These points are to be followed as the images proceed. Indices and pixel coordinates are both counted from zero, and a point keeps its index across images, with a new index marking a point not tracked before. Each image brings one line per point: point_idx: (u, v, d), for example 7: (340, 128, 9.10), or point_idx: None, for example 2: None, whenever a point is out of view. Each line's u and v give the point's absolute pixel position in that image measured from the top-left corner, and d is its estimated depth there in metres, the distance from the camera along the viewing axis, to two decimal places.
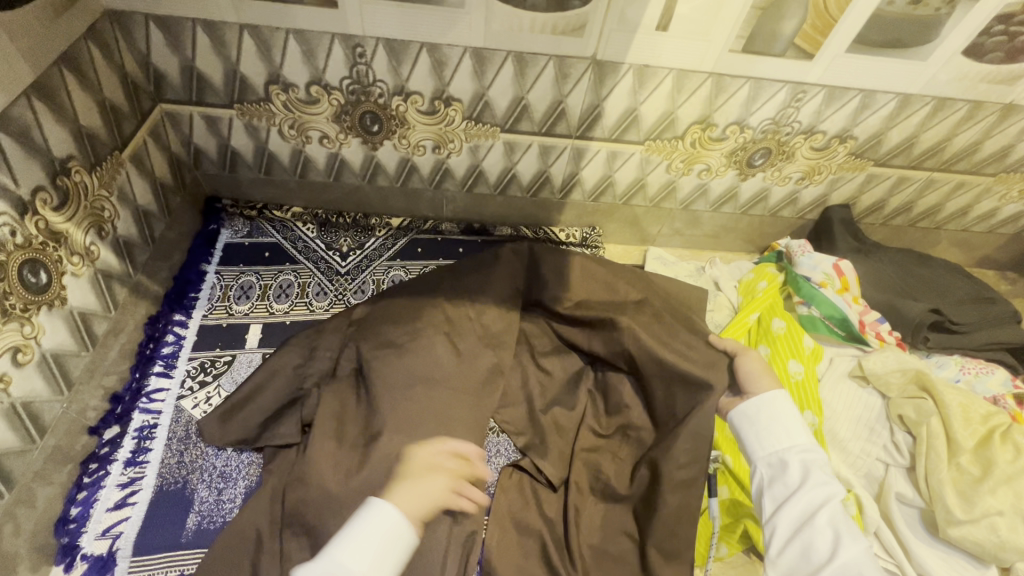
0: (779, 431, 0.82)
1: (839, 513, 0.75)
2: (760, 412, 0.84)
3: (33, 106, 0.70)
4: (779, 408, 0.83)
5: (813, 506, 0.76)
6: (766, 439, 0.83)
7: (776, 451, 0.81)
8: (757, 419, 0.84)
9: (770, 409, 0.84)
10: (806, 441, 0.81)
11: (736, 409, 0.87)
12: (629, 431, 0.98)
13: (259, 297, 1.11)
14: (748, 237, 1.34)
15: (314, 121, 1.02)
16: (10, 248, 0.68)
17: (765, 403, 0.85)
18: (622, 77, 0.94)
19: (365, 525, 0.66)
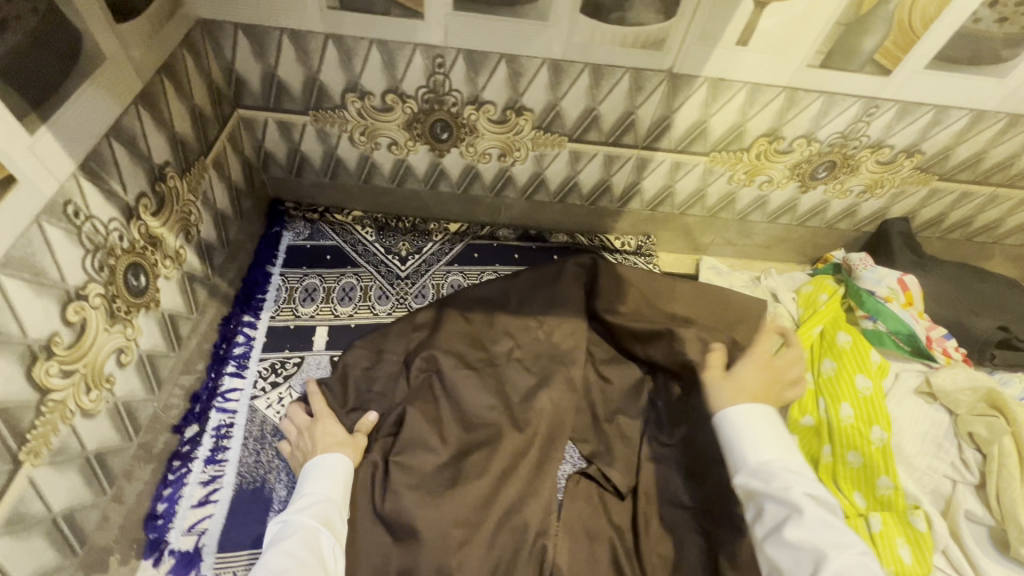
0: (743, 448, 0.78)
1: (817, 525, 0.67)
2: (725, 431, 0.81)
3: (139, 115, 0.72)
4: (740, 424, 0.80)
5: (784, 519, 0.69)
6: (733, 464, 0.79)
7: (735, 477, 0.77)
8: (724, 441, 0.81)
9: (732, 425, 0.81)
10: (757, 457, 0.76)
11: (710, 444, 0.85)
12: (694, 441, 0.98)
13: (324, 299, 1.13)
14: (801, 248, 1.34)
15: (386, 128, 1.03)
16: (119, 253, 0.71)
17: (727, 419, 0.81)
18: (696, 90, 0.95)
19: (314, 467, 0.84)
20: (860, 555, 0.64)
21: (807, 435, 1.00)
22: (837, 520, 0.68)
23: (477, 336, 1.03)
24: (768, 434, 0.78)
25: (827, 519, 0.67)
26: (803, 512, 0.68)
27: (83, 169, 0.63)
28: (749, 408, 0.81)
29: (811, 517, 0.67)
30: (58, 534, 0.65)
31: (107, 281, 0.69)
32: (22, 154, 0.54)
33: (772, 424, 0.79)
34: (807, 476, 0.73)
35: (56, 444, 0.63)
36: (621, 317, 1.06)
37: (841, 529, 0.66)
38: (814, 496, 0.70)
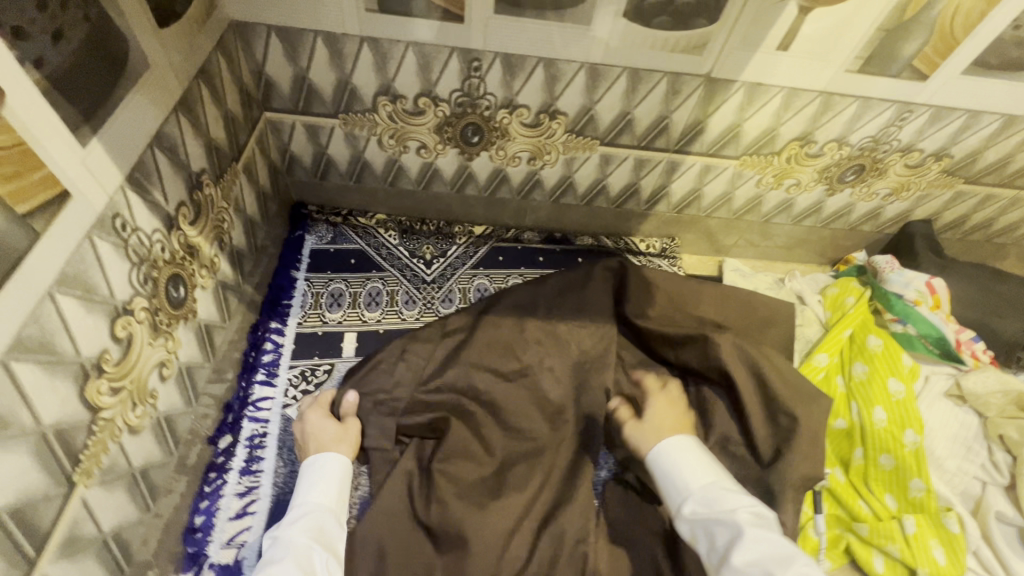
0: (679, 484, 0.80)
1: (759, 545, 0.67)
2: (660, 472, 0.83)
3: (179, 122, 0.70)
4: (671, 462, 0.82)
5: (731, 544, 0.69)
6: (676, 497, 0.79)
7: (679, 510, 0.78)
8: (663, 482, 0.82)
9: (667, 464, 0.83)
10: (699, 485, 0.78)
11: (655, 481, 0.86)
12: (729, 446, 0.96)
13: (350, 304, 1.11)
14: (823, 250, 1.35)
15: (416, 131, 1.02)
16: (161, 265, 0.69)
17: (660, 461, 0.84)
18: (733, 94, 0.94)
19: (309, 475, 0.83)
20: (805, 565, 0.65)
21: (839, 438, 1.02)
22: (778, 536, 0.69)
23: (510, 341, 1.00)
24: (699, 466, 0.80)
25: (768, 537, 0.68)
26: (743, 534, 0.69)
27: (129, 180, 0.61)
28: (676, 444, 0.84)
29: (752, 539, 0.68)
30: (107, 554, 0.64)
31: (150, 294, 0.67)
32: (75, 168, 0.52)
33: (699, 456, 0.82)
34: (744, 498, 0.74)
35: (106, 462, 0.61)
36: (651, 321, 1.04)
37: (782, 544, 0.67)
38: (753, 516, 0.71)
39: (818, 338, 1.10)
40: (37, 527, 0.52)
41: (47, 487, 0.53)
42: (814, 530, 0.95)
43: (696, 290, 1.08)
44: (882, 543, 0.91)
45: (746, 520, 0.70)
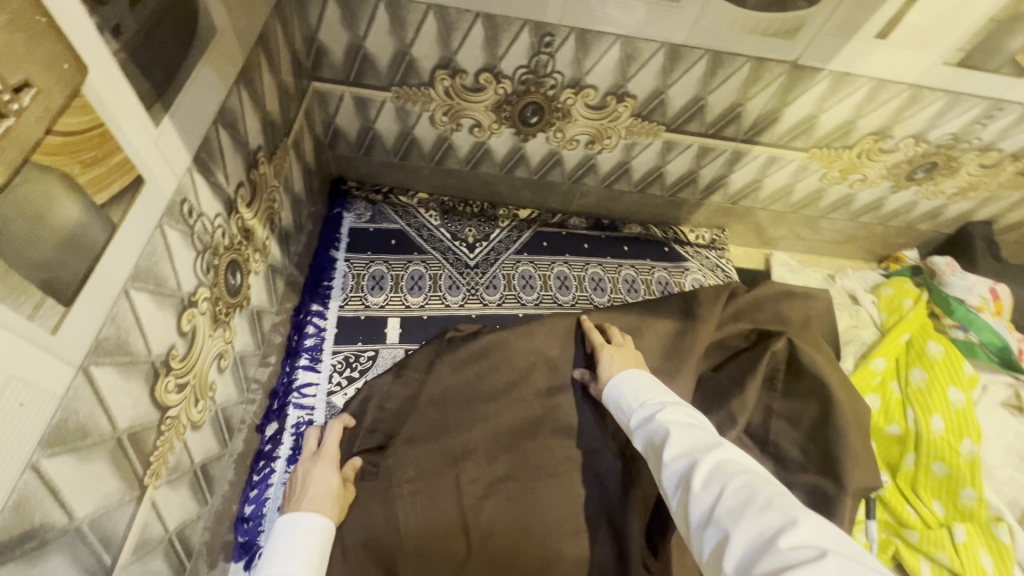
0: (625, 406, 0.70)
1: (689, 441, 0.59)
2: (610, 401, 0.73)
3: (241, 95, 0.64)
4: (613, 391, 0.73)
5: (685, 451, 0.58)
6: (630, 411, 0.69)
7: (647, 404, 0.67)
8: (616, 413, 0.72)
9: (611, 394, 0.73)
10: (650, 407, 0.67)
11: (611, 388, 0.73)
12: None
13: (392, 288, 1.05)
14: (871, 248, 1.31)
15: (472, 109, 0.96)
16: (221, 251, 0.64)
17: (608, 392, 0.73)
18: (817, 83, 0.89)
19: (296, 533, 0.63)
20: (733, 458, 0.56)
21: (890, 442, 1.00)
22: (713, 434, 0.60)
23: (539, 345, 0.83)
24: (642, 383, 0.71)
25: (698, 435, 0.60)
26: (670, 433, 0.61)
27: (195, 161, 0.56)
28: (622, 370, 0.74)
29: (680, 435, 0.60)
30: (172, 553, 0.62)
31: (212, 284, 0.63)
32: (148, 150, 0.47)
33: (638, 374, 0.72)
34: (684, 407, 0.65)
35: (172, 461, 0.59)
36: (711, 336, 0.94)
37: (718, 441, 0.59)
38: (686, 423, 0.62)
39: (874, 342, 1.08)
40: (114, 533, 0.49)
41: (121, 492, 0.50)
42: (863, 535, 0.93)
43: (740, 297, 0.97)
44: (931, 550, 0.90)
45: (677, 425, 0.61)
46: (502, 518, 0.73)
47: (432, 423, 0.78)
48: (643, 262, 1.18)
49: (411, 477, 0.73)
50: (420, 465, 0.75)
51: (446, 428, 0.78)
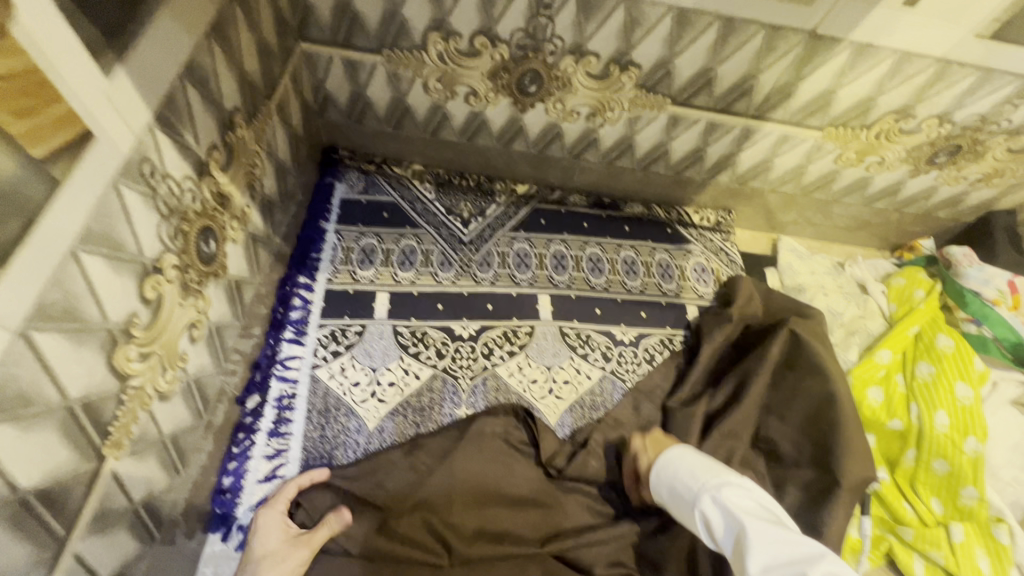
0: (686, 497, 0.75)
1: (776, 546, 0.64)
2: (665, 494, 0.78)
3: (213, 50, 0.60)
4: (667, 482, 0.78)
5: (778, 557, 0.63)
6: (695, 494, 0.74)
7: (712, 492, 0.73)
8: (671, 505, 0.77)
9: (664, 487, 0.78)
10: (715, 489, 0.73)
11: (668, 464, 0.79)
12: (762, 438, 0.90)
13: (382, 262, 1.02)
14: (885, 235, 1.25)
15: (468, 76, 0.91)
16: (191, 217, 0.61)
17: (658, 485, 0.79)
18: (836, 55, 0.83)
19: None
20: (833, 566, 0.61)
21: (891, 438, 0.96)
22: (800, 537, 0.65)
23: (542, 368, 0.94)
24: (697, 470, 0.76)
25: (784, 537, 0.65)
26: (752, 536, 0.65)
27: (158, 119, 0.52)
28: (669, 456, 0.80)
29: (764, 540, 0.65)
30: (139, 524, 0.61)
31: (181, 250, 0.60)
32: (100, 105, 0.44)
33: (689, 461, 0.78)
34: (755, 498, 0.71)
35: (136, 432, 0.57)
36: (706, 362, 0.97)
37: (808, 545, 0.64)
38: (766, 521, 0.67)
39: (882, 333, 1.04)
40: (68, 504, 0.48)
41: (76, 463, 0.48)
42: (857, 531, 0.90)
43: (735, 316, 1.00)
44: (926, 548, 0.88)
45: (757, 525, 0.66)
46: (495, 522, 0.79)
47: (474, 446, 0.85)
48: (645, 243, 1.14)
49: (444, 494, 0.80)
50: (444, 475, 0.81)
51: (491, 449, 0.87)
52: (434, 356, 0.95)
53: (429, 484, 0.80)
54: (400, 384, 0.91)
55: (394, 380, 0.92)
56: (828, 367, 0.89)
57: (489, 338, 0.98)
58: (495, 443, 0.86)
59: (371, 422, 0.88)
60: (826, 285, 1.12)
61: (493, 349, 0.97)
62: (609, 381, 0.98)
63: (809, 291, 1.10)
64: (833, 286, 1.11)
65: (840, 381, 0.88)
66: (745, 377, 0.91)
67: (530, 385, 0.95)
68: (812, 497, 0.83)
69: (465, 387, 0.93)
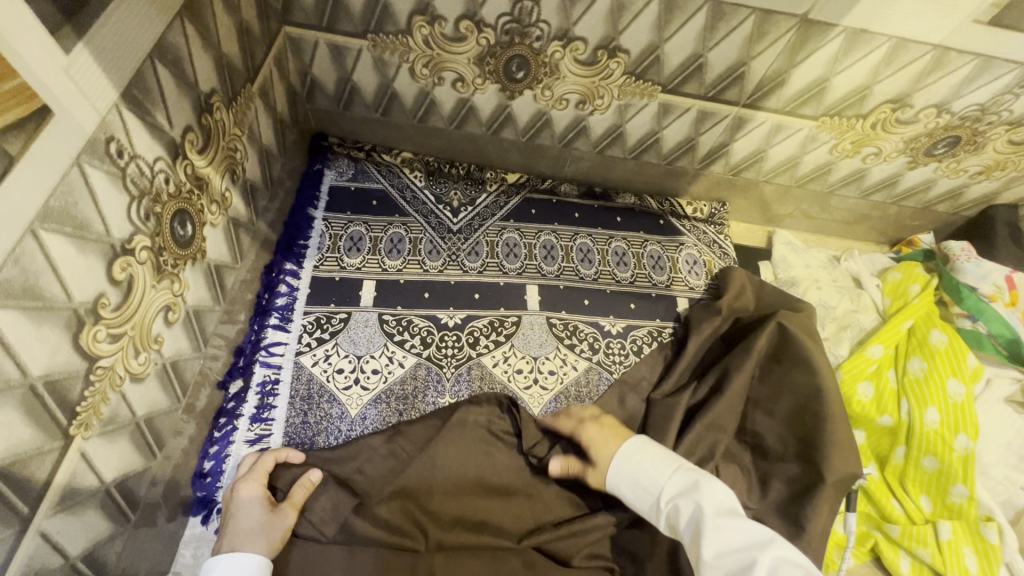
0: (646, 487, 0.74)
1: (732, 537, 0.66)
2: (622, 487, 0.75)
3: (185, 31, 0.60)
4: (625, 474, 0.75)
5: (734, 548, 0.65)
6: (649, 491, 0.73)
7: (666, 489, 0.73)
8: (626, 496, 0.75)
9: (622, 479, 0.76)
10: (669, 485, 0.73)
11: (618, 461, 0.76)
12: (747, 431, 0.89)
13: (370, 250, 1.01)
14: (884, 229, 1.23)
15: (454, 61, 0.90)
16: (165, 199, 0.61)
17: (615, 479, 0.76)
18: (829, 42, 0.80)
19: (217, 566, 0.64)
20: (782, 551, 0.64)
21: (881, 434, 0.95)
22: (752, 523, 0.67)
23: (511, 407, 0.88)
24: (655, 461, 0.75)
25: (739, 525, 0.66)
26: (710, 527, 0.66)
27: (125, 98, 0.52)
28: (626, 449, 0.77)
29: (721, 530, 0.66)
30: (110, 503, 0.61)
31: (153, 232, 0.60)
32: (60, 82, 0.43)
33: (647, 452, 0.76)
34: (713, 484, 0.71)
35: (107, 413, 0.57)
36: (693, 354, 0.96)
37: (759, 530, 0.66)
38: (723, 510, 0.68)
39: (875, 328, 1.02)
40: (32, 482, 0.48)
41: (40, 441, 0.48)
42: (842, 527, 0.89)
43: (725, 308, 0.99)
44: (912, 546, 0.87)
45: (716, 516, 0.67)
46: (473, 511, 0.78)
47: (456, 434, 0.83)
48: (636, 234, 1.12)
49: (424, 479, 0.79)
50: (424, 465, 0.80)
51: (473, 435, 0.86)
52: (418, 344, 0.95)
53: (406, 471, 0.79)
54: (384, 372, 0.91)
55: (378, 367, 0.91)
56: (815, 360, 0.87)
57: (475, 327, 0.98)
58: (476, 434, 0.84)
59: (354, 409, 0.88)
60: (820, 279, 1.10)
61: (478, 339, 0.97)
62: (596, 372, 0.97)
63: (802, 285, 1.08)
64: (827, 280, 1.10)
65: (827, 375, 0.87)
66: (731, 370, 0.89)
67: (515, 374, 0.95)
68: (796, 492, 0.82)
69: (449, 376, 0.93)
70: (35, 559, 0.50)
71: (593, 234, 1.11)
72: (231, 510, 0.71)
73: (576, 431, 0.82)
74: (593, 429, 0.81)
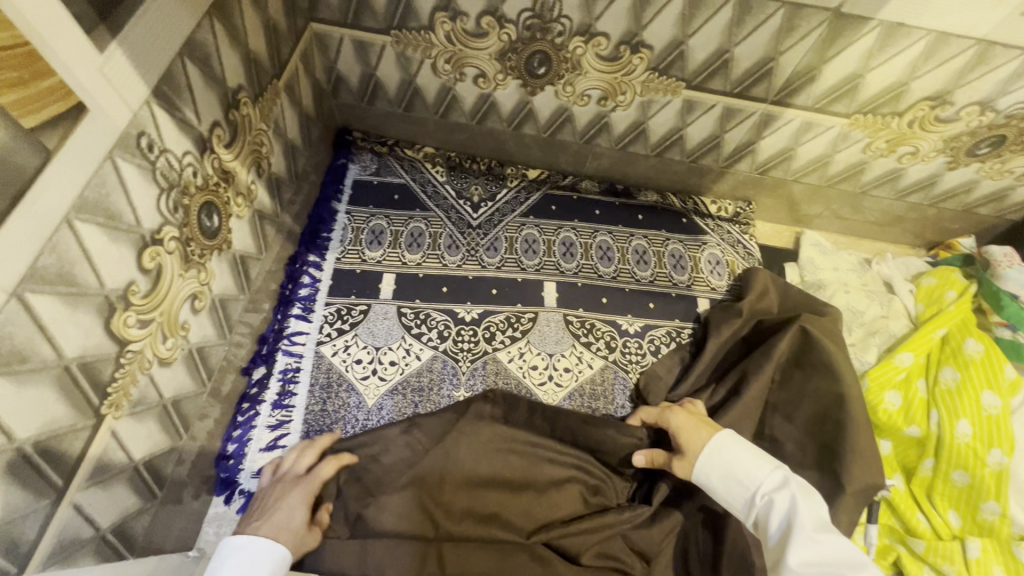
0: (736, 483, 0.72)
1: (820, 548, 0.61)
2: (713, 480, 0.74)
3: (214, 28, 0.62)
4: (717, 465, 0.74)
5: (820, 563, 0.60)
6: (738, 489, 0.72)
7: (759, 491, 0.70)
8: (714, 488, 0.74)
9: (713, 472, 0.74)
10: (761, 489, 0.70)
11: (708, 455, 0.74)
12: (765, 437, 0.87)
13: (391, 243, 1.03)
14: (920, 231, 1.17)
15: (476, 57, 0.90)
16: (193, 191, 0.64)
17: (705, 470, 0.74)
18: (863, 36, 0.77)
19: (240, 546, 0.63)
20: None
21: (908, 445, 0.91)
22: (848, 544, 0.62)
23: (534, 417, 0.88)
24: (753, 458, 0.72)
25: (834, 541, 0.61)
26: (801, 531, 0.62)
27: (156, 95, 0.54)
28: (716, 444, 0.75)
29: (812, 538, 0.61)
30: (137, 479, 0.65)
31: (181, 223, 0.63)
32: (94, 80, 0.46)
33: (749, 449, 0.74)
34: (811, 494, 0.67)
35: (136, 394, 0.60)
36: (711, 356, 0.94)
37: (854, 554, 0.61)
38: (819, 521, 0.64)
39: (905, 335, 0.98)
40: (66, 457, 0.51)
41: (74, 420, 0.51)
42: (862, 538, 0.86)
43: (745, 309, 0.96)
44: (938, 562, 0.83)
45: (810, 522, 0.63)
46: (484, 504, 0.78)
47: (471, 428, 0.84)
48: (658, 232, 1.11)
49: (439, 471, 0.80)
50: (438, 458, 0.80)
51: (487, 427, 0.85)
52: (435, 338, 0.96)
53: (421, 463, 0.80)
54: (401, 363, 0.93)
55: (395, 359, 0.93)
56: (838, 366, 0.85)
57: (492, 323, 0.98)
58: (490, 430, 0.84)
59: (371, 399, 0.90)
60: (848, 283, 1.06)
61: (494, 334, 0.97)
62: (611, 371, 0.97)
63: (830, 288, 1.05)
64: (856, 283, 1.06)
65: (851, 380, 0.84)
66: (749, 373, 0.87)
67: (529, 370, 0.95)
68: None
69: (464, 370, 0.94)
70: (67, 529, 0.54)
71: (613, 232, 1.10)
72: (271, 504, 0.72)
73: (663, 418, 0.82)
74: (681, 416, 0.81)
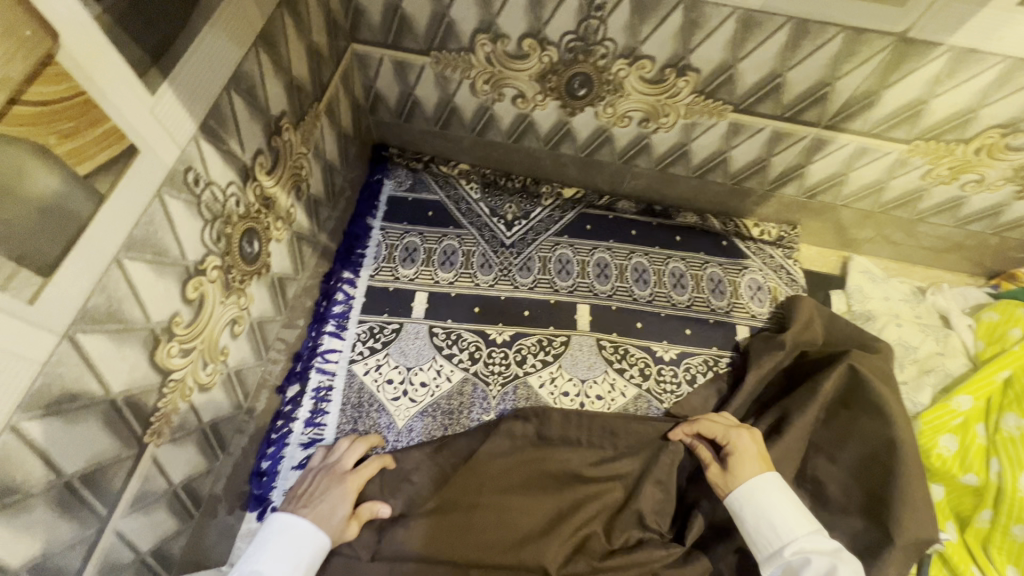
0: (772, 529, 0.71)
1: None
2: (747, 515, 0.73)
3: (260, 59, 0.62)
4: (756, 506, 0.73)
5: None
6: (771, 535, 0.71)
7: (795, 542, 0.70)
8: (744, 527, 0.73)
9: (749, 508, 0.73)
10: (797, 541, 0.70)
11: (747, 493, 0.74)
12: (807, 478, 0.83)
13: (424, 261, 1.03)
14: (980, 260, 1.10)
15: (515, 78, 0.89)
16: (235, 219, 0.64)
17: (743, 502, 0.74)
18: (929, 62, 0.73)
19: (277, 534, 0.69)
20: None
21: (964, 492, 0.86)
22: None
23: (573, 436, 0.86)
24: (793, 509, 0.72)
25: None
26: None
27: (203, 129, 0.55)
28: (765, 484, 0.74)
29: None
30: (176, 502, 0.66)
31: (223, 252, 0.63)
32: (145, 121, 0.46)
33: (791, 498, 0.73)
34: (850, 560, 0.67)
35: (176, 421, 0.61)
36: (751, 390, 0.90)
37: None
38: None
39: (963, 375, 0.92)
40: (109, 486, 0.52)
41: (118, 450, 0.52)
42: None
43: (788, 340, 0.92)
44: None
45: None
46: (514, 530, 0.75)
47: (503, 447, 0.83)
48: (696, 255, 1.07)
49: (468, 489, 0.78)
50: (469, 479, 0.79)
51: (517, 449, 0.83)
52: (466, 359, 0.95)
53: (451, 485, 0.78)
54: (432, 385, 0.92)
55: (426, 380, 0.93)
56: (889, 408, 0.80)
57: (523, 346, 0.97)
58: (524, 455, 0.82)
59: (401, 420, 0.89)
60: (899, 315, 1.01)
61: (526, 357, 0.96)
62: (645, 400, 0.94)
63: (880, 320, 1.00)
64: (908, 315, 1.01)
65: (904, 425, 0.79)
66: (792, 412, 0.83)
67: (561, 397, 0.93)
68: (859, 550, 0.76)
69: (495, 394, 0.93)
70: (110, 554, 0.55)
71: (648, 254, 1.07)
72: (319, 493, 0.75)
73: (727, 434, 0.80)
74: (747, 439, 0.79)
